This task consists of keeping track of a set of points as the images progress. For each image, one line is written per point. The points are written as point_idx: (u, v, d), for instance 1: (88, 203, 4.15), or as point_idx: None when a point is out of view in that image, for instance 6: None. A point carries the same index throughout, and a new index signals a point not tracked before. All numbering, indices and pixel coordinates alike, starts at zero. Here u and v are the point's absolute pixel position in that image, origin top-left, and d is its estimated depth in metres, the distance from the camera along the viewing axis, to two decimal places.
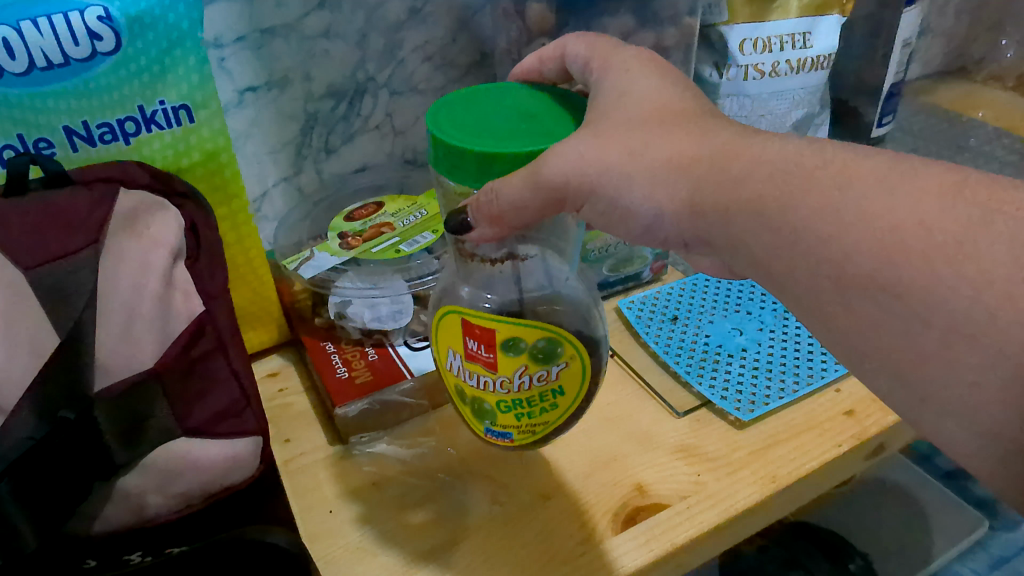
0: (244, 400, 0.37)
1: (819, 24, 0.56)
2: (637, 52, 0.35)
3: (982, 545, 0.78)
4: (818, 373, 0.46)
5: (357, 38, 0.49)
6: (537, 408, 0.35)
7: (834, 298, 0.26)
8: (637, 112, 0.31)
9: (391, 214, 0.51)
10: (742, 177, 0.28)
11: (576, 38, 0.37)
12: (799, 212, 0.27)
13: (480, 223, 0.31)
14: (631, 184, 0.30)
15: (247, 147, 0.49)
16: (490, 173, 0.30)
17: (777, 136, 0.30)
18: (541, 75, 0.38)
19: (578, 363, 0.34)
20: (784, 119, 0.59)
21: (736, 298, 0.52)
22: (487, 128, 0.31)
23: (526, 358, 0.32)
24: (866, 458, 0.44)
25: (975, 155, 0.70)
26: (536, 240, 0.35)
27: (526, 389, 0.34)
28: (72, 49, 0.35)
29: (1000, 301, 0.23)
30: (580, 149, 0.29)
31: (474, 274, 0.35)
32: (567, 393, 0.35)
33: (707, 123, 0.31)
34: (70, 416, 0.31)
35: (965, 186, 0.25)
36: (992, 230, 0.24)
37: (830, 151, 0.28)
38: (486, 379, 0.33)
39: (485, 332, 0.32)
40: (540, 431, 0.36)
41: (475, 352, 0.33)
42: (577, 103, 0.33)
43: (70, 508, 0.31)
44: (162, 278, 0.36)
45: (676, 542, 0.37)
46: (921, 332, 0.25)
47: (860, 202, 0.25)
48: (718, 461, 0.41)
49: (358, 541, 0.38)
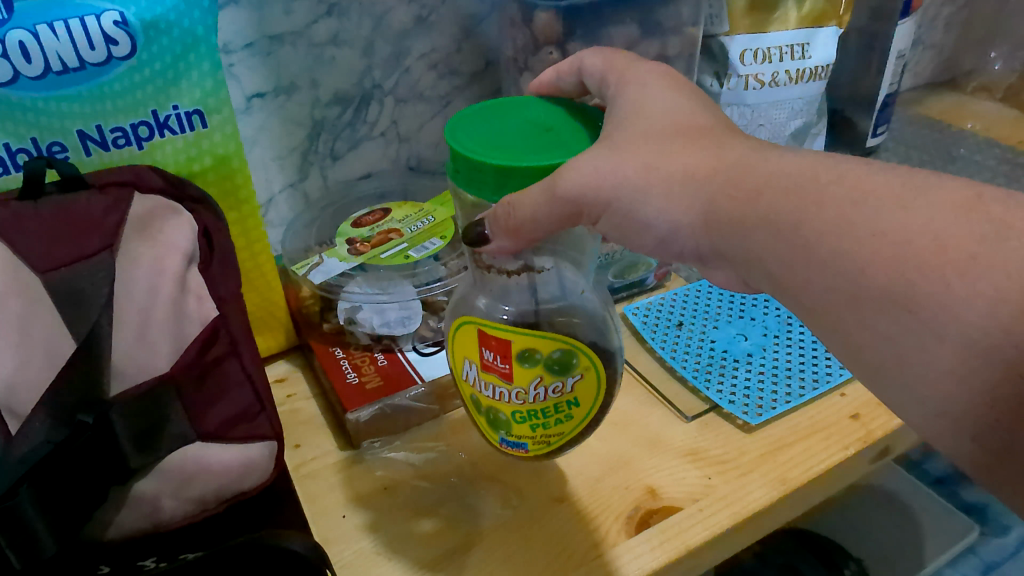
0: (258, 405, 0.36)
1: (818, 35, 0.57)
2: (652, 66, 0.35)
3: (973, 550, 0.79)
4: (822, 378, 0.46)
5: (364, 45, 0.49)
6: (551, 419, 0.35)
7: (850, 308, 0.27)
8: (658, 126, 0.31)
9: (399, 221, 0.51)
10: (755, 194, 0.29)
11: (593, 52, 0.37)
12: (813, 227, 0.27)
13: (497, 234, 0.31)
14: (647, 198, 0.30)
15: (254, 153, 0.49)
16: (507, 186, 0.30)
17: (794, 150, 0.31)
18: (557, 89, 0.38)
19: (592, 374, 0.34)
20: (783, 129, 0.60)
21: (739, 304, 0.52)
22: (504, 142, 0.31)
23: (541, 370, 0.33)
24: (871, 461, 0.44)
25: (966, 164, 0.71)
26: (552, 251, 0.35)
27: (541, 401, 0.34)
28: (88, 54, 0.35)
29: (1015, 320, 0.23)
30: (595, 163, 0.30)
31: (490, 284, 0.35)
32: (582, 404, 0.35)
33: (727, 138, 0.31)
34: (88, 420, 0.31)
35: (980, 202, 0.25)
36: (1008, 246, 0.24)
37: (848, 165, 0.28)
38: (501, 390, 0.34)
39: (500, 342, 0.32)
40: (555, 443, 0.36)
41: (491, 362, 0.33)
42: (594, 120, 0.33)
43: (86, 513, 0.31)
44: (176, 282, 0.35)
45: (690, 544, 0.37)
46: (936, 347, 0.25)
47: (883, 217, 0.26)
48: (727, 464, 0.41)
49: (372, 546, 0.38)
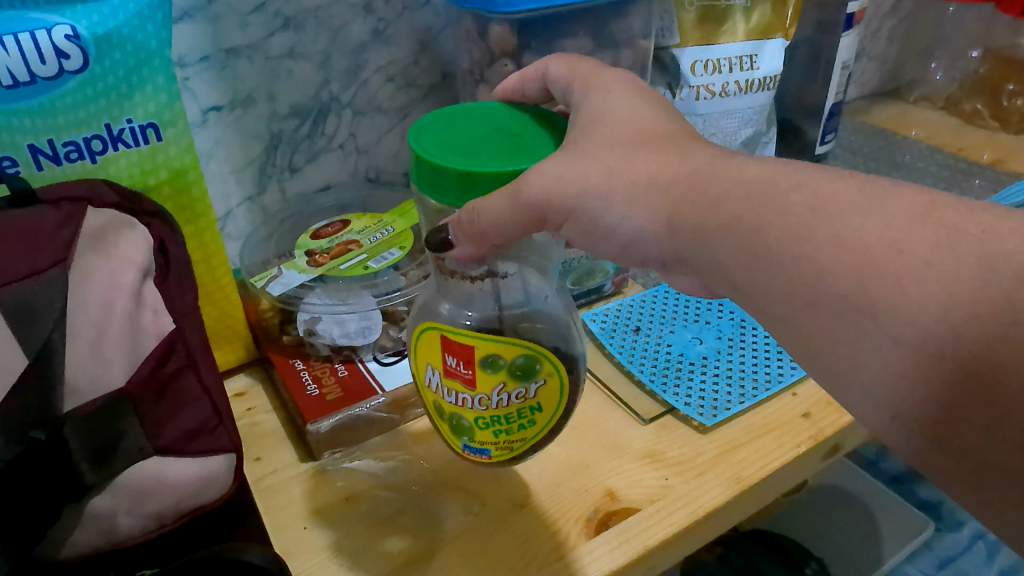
0: (216, 418, 0.36)
1: (765, 47, 0.59)
2: (616, 74, 0.36)
3: (929, 546, 0.81)
4: (775, 378, 0.47)
5: (322, 58, 0.49)
6: (515, 425, 0.35)
7: (806, 312, 0.27)
8: (619, 132, 0.32)
9: (358, 232, 0.51)
10: (718, 198, 0.29)
11: (557, 59, 0.38)
12: (769, 231, 0.28)
13: (461, 241, 0.32)
14: (610, 204, 0.31)
15: (211, 166, 0.49)
16: (471, 192, 0.30)
17: (751, 156, 0.31)
18: (523, 95, 0.39)
19: (557, 379, 0.35)
20: (734, 137, 0.62)
21: (694, 308, 0.54)
22: (466, 146, 0.32)
23: (504, 375, 0.33)
24: (823, 458, 0.46)
25: (910, 170, 0.73)
26: (514, 256, 0.36)
27: (504, 406, 0.34)
28: (38, 68, 0.35)
29: (967, 322, 0.23)
30: (558, 171, 0.30)
31: (453, 290, 0.36)
32: (545, 409, 0.35)
33: (691, 145, 0.32)
34: (40, 436, 0.31)
35: (934, 208, 0.26)
36: (964, 253, 0.24)
37: (808, 171, 0.29)
38: (465, 396, 0.34)
39: (463, 348, 0.33)
40: (518, 447, 0.37)
41: (454, 368, 0.34)
42: (557, 123, 0.34)
43: (40, 532, 0.31)
44: (130, 297, 0.35)
45: (648, 544, 0.37)
46: (887, 349, 0.25)
47: (842, 222, 0.26)
48: (684, 465, 0.42)
49: (333, 556, 0.38)
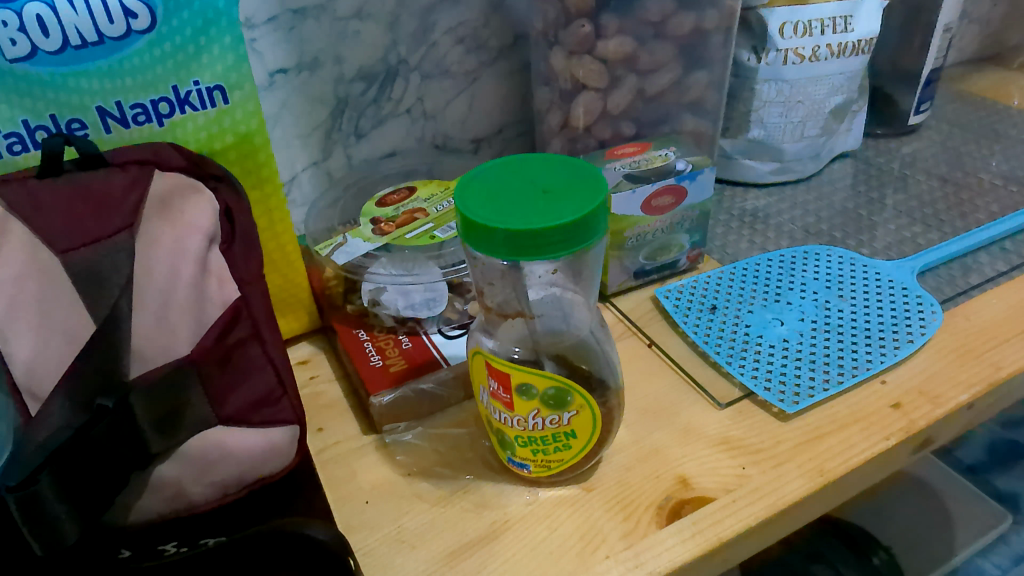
0: (280, 388, 0.35)
1: (860, 9, 0.55)
2: None
3: (1004, 540, 0.76)
4: (864, 364, 0.44)
5: (389, 20, 0.48)
6: (551, 447, 0.37)
7: None
8: None
9: (424, 200, 0.50)
10: None
11: None
12: None
13: None
14: None
15: (277, 131, 0.48)
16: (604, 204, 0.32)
17: None
18: None
19: (588, 410, 0.36)
20: (822, 106, 0.58)
21: (777, 286, 0.50)
22: (555, 200, 0.31)
23: (538, 403, 0.35)
24: (911, 452, 0.43)
25: (1013, 142, 0.66)
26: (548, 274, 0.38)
27: (540, 430, 0.36)
28: (107, 28, 0.34)
29: None
30: None
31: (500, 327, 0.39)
32: (580, 436, 0.37)
33: None
34: (107, 404, 0.30)
35: None
36: None
37: None
38: (504, 416, 0.36)
39: (501, 375, 0.35)
40: (557, 467, 0.38)
41: (496, 392, 0.36)
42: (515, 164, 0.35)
43: (109, 498, 0.30)
44: (196, 264, 0.35)
45: (722, 536, 0.35)
46: None
47: None
48: (762, 453, 0.40)
49: (395, 532, 0.37)
